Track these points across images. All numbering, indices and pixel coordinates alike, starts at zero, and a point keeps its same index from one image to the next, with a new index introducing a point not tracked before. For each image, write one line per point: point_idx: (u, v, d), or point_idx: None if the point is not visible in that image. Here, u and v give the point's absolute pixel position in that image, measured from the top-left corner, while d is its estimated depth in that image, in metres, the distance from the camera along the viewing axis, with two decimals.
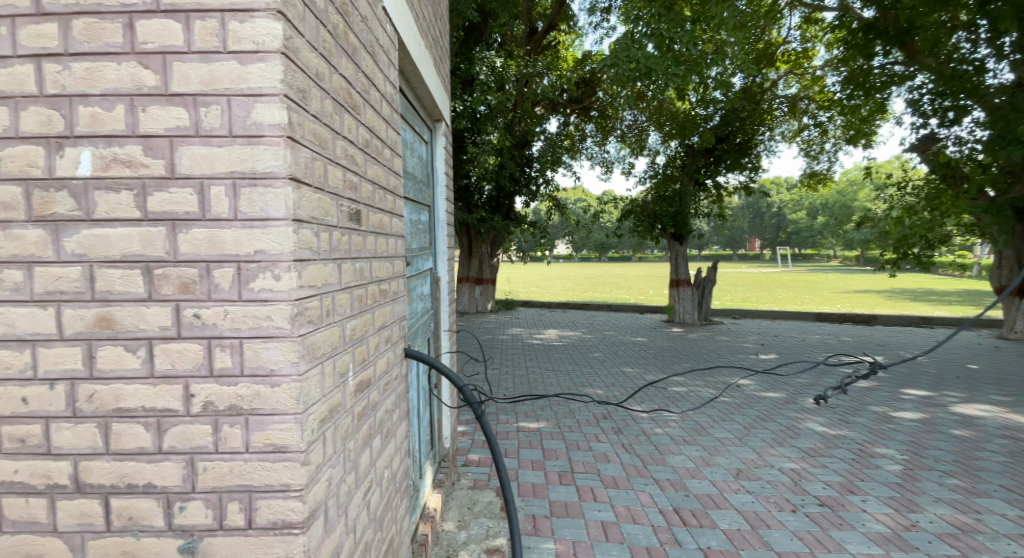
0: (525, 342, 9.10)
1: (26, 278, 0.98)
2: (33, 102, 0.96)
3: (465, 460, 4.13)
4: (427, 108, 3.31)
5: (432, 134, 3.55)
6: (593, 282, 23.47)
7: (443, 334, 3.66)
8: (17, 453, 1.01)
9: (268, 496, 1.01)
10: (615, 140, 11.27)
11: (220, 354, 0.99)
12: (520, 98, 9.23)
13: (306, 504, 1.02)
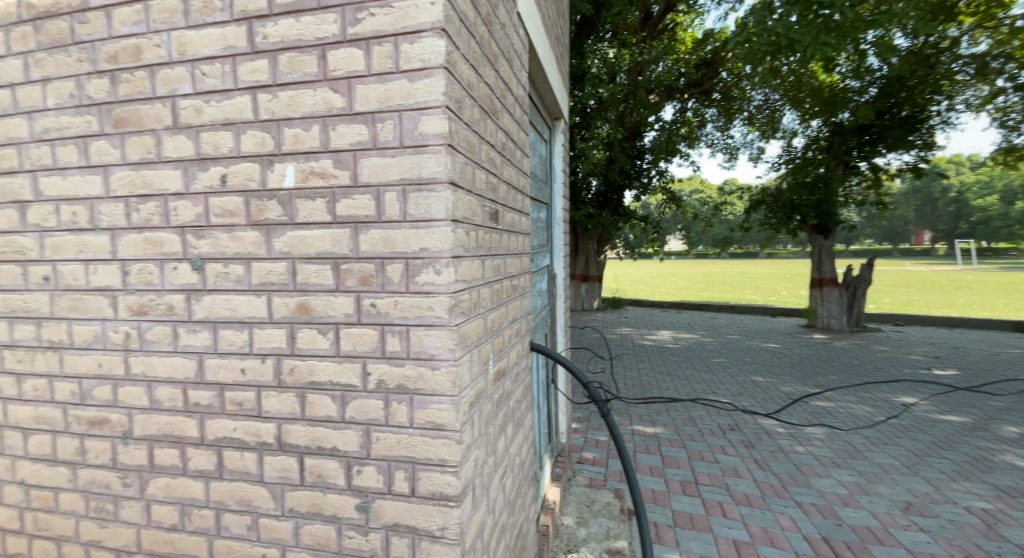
0: (638, 342, 8.78)
1: (245, 272, 1.22)
2: (251, 127, 1.18)
3: (580, 458, 4.11)
4: (548, 106, 3.35)
5: (551, 132, 3.59)
6: (710, 282, 21.69)
7: (560, 330, 3.70)
8: (235, 414, 1.26)
9: (428, 469, 1.13)
10: (741, 123, 10.25)
11: (391, 338, 1.13)
12: (633, 88, 8.88)
13: (460, 479, 1.12)
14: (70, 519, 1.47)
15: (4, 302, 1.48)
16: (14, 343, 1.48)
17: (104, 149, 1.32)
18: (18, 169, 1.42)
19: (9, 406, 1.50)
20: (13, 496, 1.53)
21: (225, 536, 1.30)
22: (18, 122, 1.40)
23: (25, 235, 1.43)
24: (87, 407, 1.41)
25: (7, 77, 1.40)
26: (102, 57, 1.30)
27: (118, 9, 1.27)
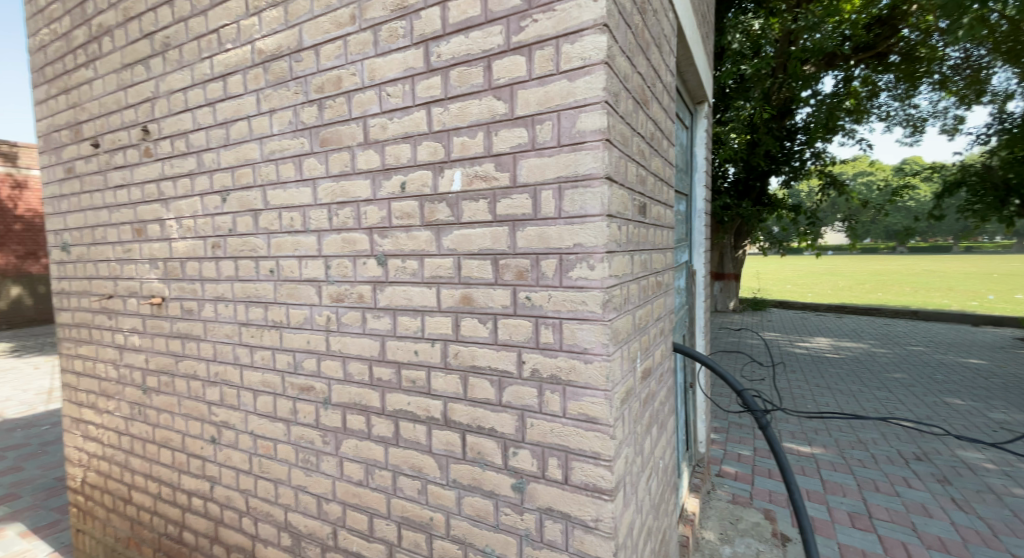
0: (790, 348, 7.85)
1: (419, 266, 1.38)
2: (425, 138, 1.33)
3: (720, 471, 3.80)
4: (691, 91, 3.13)
5: (693, 118, 3.35)
6: (881, 282, 18.48)
7: (701, 331, 3.47)
8: (409, 389, 1.44)
9: (581, 459, 1.16)
10: (929, 88, 8.44)
11: (544, 330, 1.19)
12: (784, 59, 7.83)
13: (613, 474, 1.14)
14: (284, 465, 1.81)
15: (242, 288, 1.87)
16: (249, 321, 1.87)
17: (313, 165, 1.60)
18: (252, 184, 1.78)
19: (244, 370, 1.91)
20: (246, 442, 1.93)
21: (400, 496, 1.49)
22: (252, 147, 1.77)
23: (257, 237, 1.80)
24: (298, 375, 1.73)
25: (245, 111, 1.77)
26: (311, 88, 1.58)
27: (324, 46, 1.53)
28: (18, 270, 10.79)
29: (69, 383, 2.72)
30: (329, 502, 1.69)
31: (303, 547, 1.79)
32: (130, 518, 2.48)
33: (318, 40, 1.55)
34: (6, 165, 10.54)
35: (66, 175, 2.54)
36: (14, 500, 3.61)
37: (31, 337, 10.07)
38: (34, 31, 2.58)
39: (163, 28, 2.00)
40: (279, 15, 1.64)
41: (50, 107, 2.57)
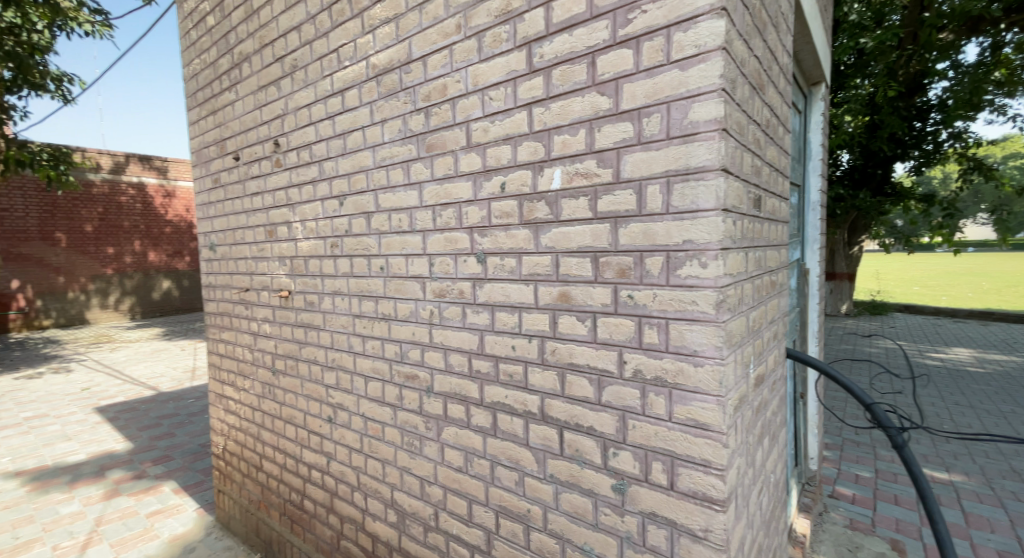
0: (924, 359, 6.87)
1: (517, 264, 1.41)
2: (525, 139, 1.35)
3: (834, 491, 3.44)
4: (806, 71, 2.84)
5: (807, 101, 3.04)
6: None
7: (815, 335, 3.15)
8: (507, 384, 1.47)
9: (689, 466, 1.12)
10: None
11: (648, 330, 1.15)
12: (914, 28, 6.78)
13: (726, 484, 1.08)
14: (391, 447, 1.95)
15: (356, 284, 2.04)
16: (362, 313, 2.03)
17: (419, 169, 1.70)
18: (366, 189, 1.93)
19: (356, 357, 2.07)
20: (358, 424, 2.10)
21: (499, 486, 1.53)
22: (366, 154, 1.91)
23: (369, 236, 1.94)
24: (404, 364, 1.84)
25: (360, 121, 1.92)
26: (419, 97, 1.67)
27: (432, 56, 1.61)
28: (168, 266, 12.67)
29: (214, 363, 3.15)
30: (431, 485, 1.79)
31: (407, 525, 1.91)
32: (260, 483, 2.81)
33: (426, 51, 1.63)
34: (158, 177, 12.37)
35: (213, 185, 2.94)
36: (170, 461, 4.26)
37: (179, 323, 11.78)
38: (188, 62, 3.00)
39: (291, 51, 2.23)
40: (392, 31, 1.75)
41: (201, 127, 2.98)
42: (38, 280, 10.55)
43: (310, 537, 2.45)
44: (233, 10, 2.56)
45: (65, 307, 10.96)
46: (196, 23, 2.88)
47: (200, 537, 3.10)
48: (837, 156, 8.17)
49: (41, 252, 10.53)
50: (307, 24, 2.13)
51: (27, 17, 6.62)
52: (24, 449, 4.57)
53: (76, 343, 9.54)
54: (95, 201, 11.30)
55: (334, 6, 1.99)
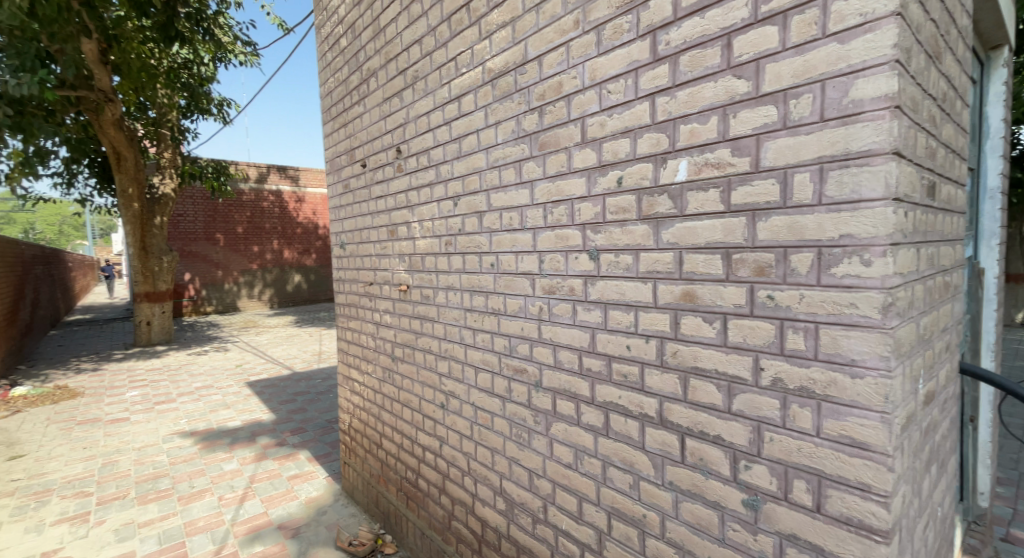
0: None
1: (633, 261, 1.36)
2: (647, 130, 1.30)
3: (1009, 534, 2.87)
4: (984, 34, 2.37)
5: (984, 68, 2.54)
6: None
7: (990, 348, 2.63)
8: (621, 384, 1.43)
9: (843, 488, 1.00)
10: None
11: (792, 335, 1.05)
12: None
13: (890, 514, 0.95)
14: (500, 437, 2.00)
15: (468, 279, 2.12)
16: (473, 307, 2.10)
17: (532, 167, 1.71)
18: (479, 190, 2.00)
19: (468, 349, 2.16)
20: (468, 412, 2.19)
21: (610, 487, 1.51)
22: (480, 156, 1.98)
23: (481, 235, 2.01)
24: (513, 357, 1.88)
25: (475, 124, 1.99)
26: (534, 97, 1.68)
27: (547, 55, 1.61)
28: (299, 262, 14.33)
29: (342, 348, 3.49)
30: (539, 478, 1.81)
31: (515, 514, 1.96)
32: (380, 459, 3.06)
33: (542, 50, 1.64)
34: (292, 185, 14.04)
35: (343, 190, 3.25)
36: (304, 432, 4.81)
37: (309, 312, 13.28)
38: (324, 81, 3.34)
39: (413, 63, 2.37)
40: (508, 34, 1.78)
41: (334, 139, 3.30)
42: (203, 274, 12.52)
43: (424, 514, 2.62)
44: (363, 30, 2.79)
45: (222, 296, 12.88)
46: (331, 46, 3.19)
47: (330, 502, 3.46)
48: (1016, 134, 6.80)
49: (205, 250, 12.47)
50: (427, 36, 2.25)
51: (197, 52, 7.89)
52: (197, 413, 5.46)
53: (231, 327, 11.16)
54: (244, 206, 13.11)
55: (453, 15, 2.07)
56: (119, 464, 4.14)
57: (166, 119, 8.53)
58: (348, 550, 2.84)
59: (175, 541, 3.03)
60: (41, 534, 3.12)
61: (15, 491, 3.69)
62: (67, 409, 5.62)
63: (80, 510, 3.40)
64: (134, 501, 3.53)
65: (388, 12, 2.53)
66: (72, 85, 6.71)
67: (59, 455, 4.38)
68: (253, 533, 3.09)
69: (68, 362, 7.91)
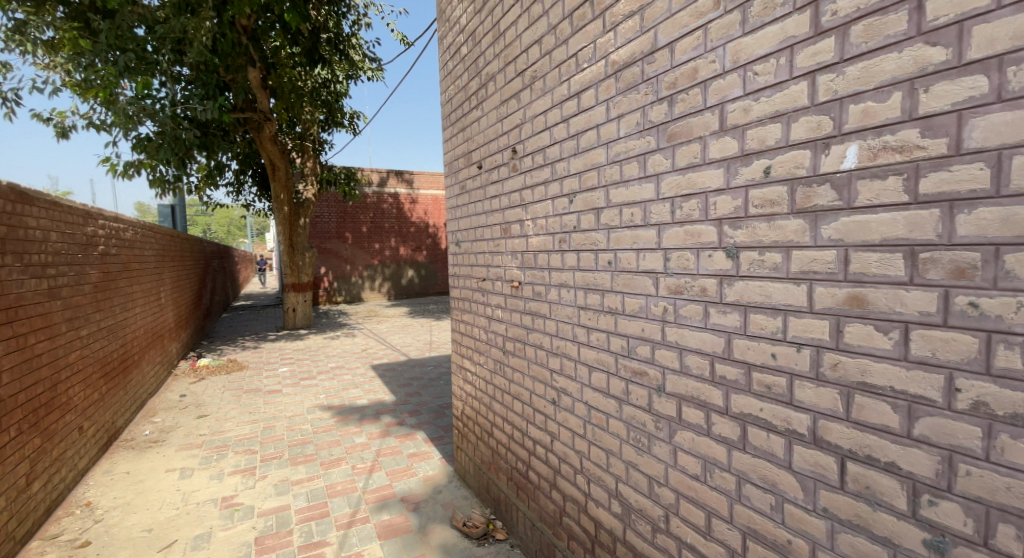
0: None
1: (783, 260, 1.23)
2: (805, 114, 1.16)
3: None
4: None
5: None
6: None
7: None
8: (763, 395, 1.31)
9: None
10: None
11: (1001, 351, 0.88)
12: None
13: None
14: (616, 439, 1.95)
15: (583, 277, 2.09)
16: (587, 305, 2.07)
17: (659, 160, 1.63)
18: (597, 186, 1.95)
19: (581, 347, 2.13)
20: (581, 410, 2.17)
21: (747, 505, 1.39)
22: (599, 151, 1.93)
23: (598, 232, 1.96)
24: (632, 359, 1.82)
25: (595, 120, 1.94)
26: (663, 86, 1.60)
27: (681, 40, 1.52)
28: (412, 259, 15.35)
29: (456, 339, 3.66)
30: (661, 487, 1.73)
31: (632, 519, 1.90)
32: (491, 448, 3.17)
33: (675, 36, 1.54)
34: (407, 188, 15.10)
35: (460, 192, 3.39)
36: (420, 414, 5.16)
37: (421, 304, 14.22)
38: (445, 89, 3.51)
39: (532, 64, 2.39)
40: (635, 24, 1.71)
41: (453, 143, 3.46)
42: (335, 268, 14.05)
43: (534, 506, 2.66)
44: (483, 36, 2.87)
45: (350, 288, 14.35)
46: (452, 55, 3.34)
47: (445, 482, 3.67)
48: None
49: (336, 247, 13.98)
50: (547, 35, 2.25)
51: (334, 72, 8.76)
52: (332, 390, 6.14)
53: (357, 315, 12.35)
54: (367, 207, 14.41)
55: (575, 11, 2.05)
56: (275, 429, 4.82)
57: (310, 133, 9.64)
58: (462, 530, 2.99)
59: (319, 500, 3.44)
60: (221, 481, 3.74)
61: (203, 444, 4.47)
62: (235, 380, 6.66)
63: (249, 465, 4.02)
64: (288, 461, 4.08)
65: (508, 16, 2.58)
66: (241, 108, 8.02)
67: (232, 417, 5.21)
68: (381, 502, 3.39)
69: (236, 340, 9.36)
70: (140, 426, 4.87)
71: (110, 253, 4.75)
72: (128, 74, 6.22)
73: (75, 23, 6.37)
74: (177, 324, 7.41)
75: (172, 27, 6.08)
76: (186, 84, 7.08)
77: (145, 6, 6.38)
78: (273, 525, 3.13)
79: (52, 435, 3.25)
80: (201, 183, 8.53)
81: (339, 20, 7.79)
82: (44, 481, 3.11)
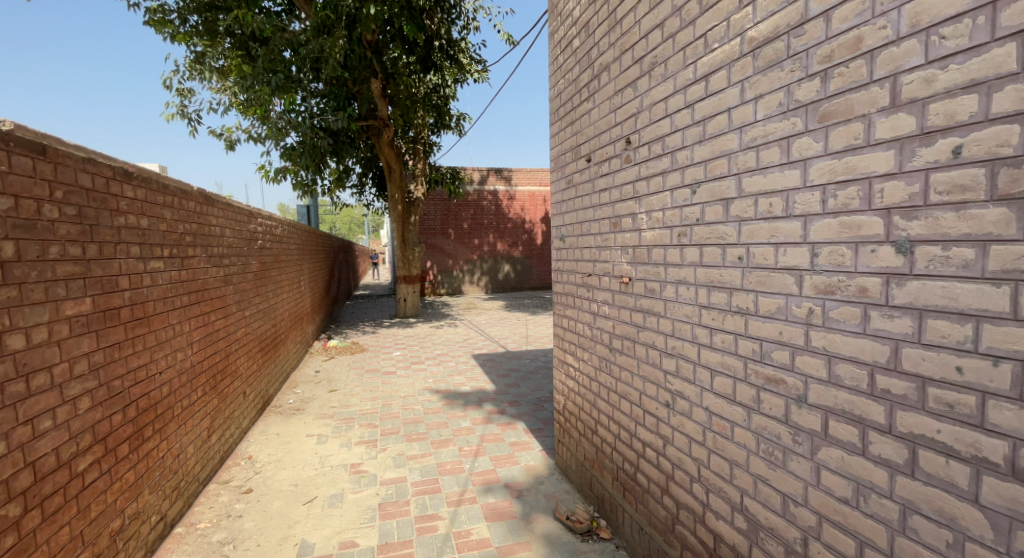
0: None
1: (977, 257, 1.06)
2: (1013, 82, 0.99)
3: None
4: None
5: None
6: None
7: None
8: (942, 415, 1.14)
9: None
10: None
11: None
12: None
13: None
14: (743, 450, 1.80)
15: (705, 274, 1.96)
16: (711, 304, 1.94)
17: (806, 144, 1.47)
18: (727, 174, 1.81)
19: (701, 349, 2.00)
20: (700, 416, 2.04)
21: (912, 538, 1.23)
22: (731, 137, 1.78)
23: (727, 224, 1.82)
24: (765, 364, 1.67)
25: (727, 104, 1.80)
26: (814, 61, 1.43)
27: (839, 7, 1.34)
28: (508, 254, 15.61)
29: (559, 334, 3.65)
30: (798, 506, 1.57)
31: (760, 537, 1.76)
32: (595, 445, 3.13)
33: (831, 3, 1.37)
34: (506, 185, 15.36)
35: (567, 185, 3.37)
36: (520, 405, 5.25)
37: (517, 298, 14.49)
38: (555, 84, 3.49)
39: (652, 50, 2.28)
40: None
41: (560, 137, 3.43)
42: (439, 262, 14.98)
43: (643, 509, 2.57)
44: (597, 27, 2.81)
45: (452, 281, 15.16)
46: (563, 48, 3.31)
47: (547, 474, 3.70)
48: None
49: (440, 243, 14.87)
50: (671, 18, 2.13)
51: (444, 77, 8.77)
52: (439, 375, 6.52)
53: (459, 307, 12.95)
54: (469, 205, 15.02)
55: None
56: (392, 407, 5.23)
57: (421, 136, 10.18)
58: (566, 523, 3.00)
59: (432, 476, 3.68)
60: (350, 449, 4.17)
61: (334, 415, 5.01)
62: (358, 360, 7.35)
63: (372, 437, 4.42)
64: (404, 437, 4.41)
65: (626, 2, 2.49)
66: (364, 117, 8.79)
67: (356, 393, 5.77)
68: (487, 485, 3.53)
69: (359, 326, 10.31)
70: (285, 395, 5.60)
71: (266, 246, 5.51)
72: (278, 92, 7.27)
73: (240, 52, 7.55)
74: (313, 308, 8.36)
75: (313, 48, 6.91)
76: (322, 98, 8.16)
77: (290, 32, 7.26)
78: (394, 494, 3.43)
79: (225, 397, 3.87)
80: (332, 185, 9.55)
81: (450, 26, 8.15)
82: (219, 435, 3.72)
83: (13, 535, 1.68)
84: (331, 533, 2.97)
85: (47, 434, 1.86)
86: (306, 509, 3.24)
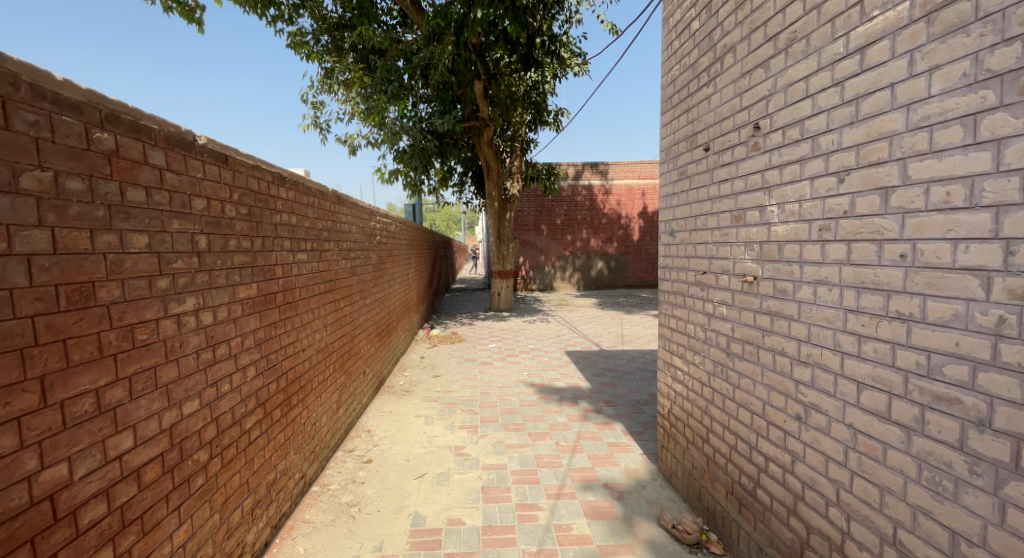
0: None
1: None
2: None
3: None
4: None
5: None
6: None
7: None
8: None
9: None
10: None
11: None
12: None
13: None
14: (898, 476, 1.60)
15: (854, 273, 1.74)
16: (860, 308, 1.72)
17: (1000, 121, 1.28)
18: (888, 159, 1.59)
19: (846, 359, 1.79)
20: (841, 433, 1.83)
21: None
22: (894, 117, 1.56)
23: (885, 218, 1.60)
24: (933, 381, 1.47)
25: (889, 78, 1.58)
26: (1013, 24, 1.25)
27: None
28: (603, 250, 15.27)
29: (665, 334, 3.50)
30: (974, 547, 1.38)
31: None
32: (706, 454, 2.96)
33: None
34: (602, 180, 14.97)
35: (679, 177, 3.21)
36: (617, 405, 5.15)
37: (612, 296, 14.17)
38: (668, 70, 3.33)
39: (790, 25, 2.07)
40: None
41: (673, 126, 3.27)
42: (531, 258, 15.20)
43: (763, 529, 2.39)
44: (721, 6, 2.62)
45: (543, 277, 15.34)
46: (680, 32, 3.14)
47: (649, 479, 3.57)
48: None
49: (533, 239, 15.05)
50: None
51: (544, 73, 8.82)
52: (535, 368, 6.61)
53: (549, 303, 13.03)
54: (563, 201, 14.96)
55: None
56: (490, 396, 5.42)
57: (519, 134, 10.33)
58: (672, 532, 2.88)
59: (530, 466, 3.76)
60: (453, 432, 4.40)
61: (439, 399, 5.32)
62: (457, 349, 7.71)
63: (473, 423, 4.62)
64: (502, 426, 4.55)
65: None
66: (467, 118, 9.14)
67: (457, 380, 6.05)
68: (586, 483, 3.51)
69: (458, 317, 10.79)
70: (396, 378, 6.05)
71: (382, 241, 5.97)
72: (393, 100, 7.90)
73: (361, 64, 8.26)
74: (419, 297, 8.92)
75: (424, 56, 7.37)
76: (429, 102, 8.69)
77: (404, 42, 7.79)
78: (495, 479, 3.56)
79: (349, 375, 4.29)
80: (437, 184, 10.08)
81: (552, 22, 8.12)
82: (344, 408, 4.13)
83: (203, 476, 2.04)
84: (440, 508, 3.18)
85: (226, 395, 2.23)
86: (417, 483, 3.50)
